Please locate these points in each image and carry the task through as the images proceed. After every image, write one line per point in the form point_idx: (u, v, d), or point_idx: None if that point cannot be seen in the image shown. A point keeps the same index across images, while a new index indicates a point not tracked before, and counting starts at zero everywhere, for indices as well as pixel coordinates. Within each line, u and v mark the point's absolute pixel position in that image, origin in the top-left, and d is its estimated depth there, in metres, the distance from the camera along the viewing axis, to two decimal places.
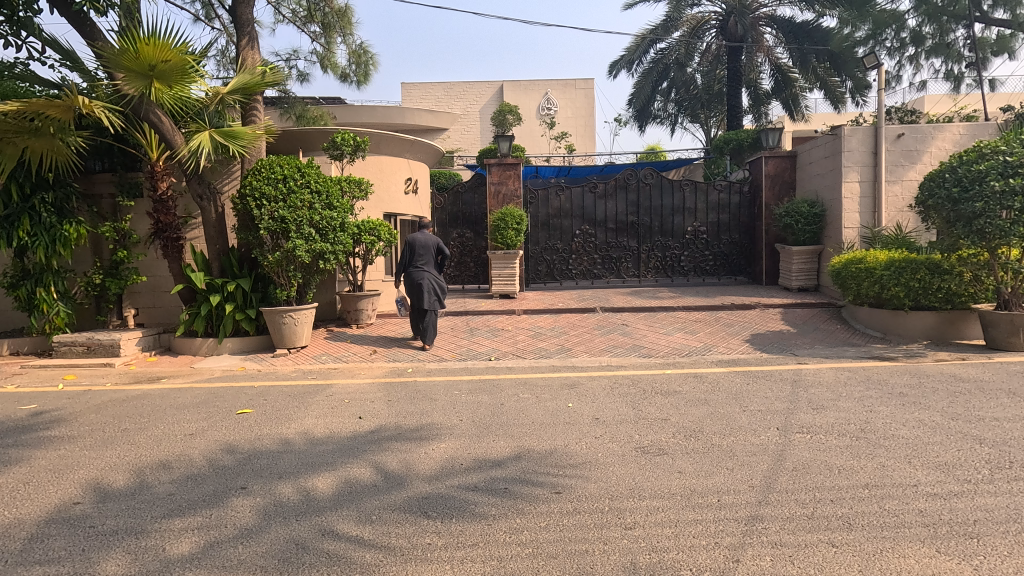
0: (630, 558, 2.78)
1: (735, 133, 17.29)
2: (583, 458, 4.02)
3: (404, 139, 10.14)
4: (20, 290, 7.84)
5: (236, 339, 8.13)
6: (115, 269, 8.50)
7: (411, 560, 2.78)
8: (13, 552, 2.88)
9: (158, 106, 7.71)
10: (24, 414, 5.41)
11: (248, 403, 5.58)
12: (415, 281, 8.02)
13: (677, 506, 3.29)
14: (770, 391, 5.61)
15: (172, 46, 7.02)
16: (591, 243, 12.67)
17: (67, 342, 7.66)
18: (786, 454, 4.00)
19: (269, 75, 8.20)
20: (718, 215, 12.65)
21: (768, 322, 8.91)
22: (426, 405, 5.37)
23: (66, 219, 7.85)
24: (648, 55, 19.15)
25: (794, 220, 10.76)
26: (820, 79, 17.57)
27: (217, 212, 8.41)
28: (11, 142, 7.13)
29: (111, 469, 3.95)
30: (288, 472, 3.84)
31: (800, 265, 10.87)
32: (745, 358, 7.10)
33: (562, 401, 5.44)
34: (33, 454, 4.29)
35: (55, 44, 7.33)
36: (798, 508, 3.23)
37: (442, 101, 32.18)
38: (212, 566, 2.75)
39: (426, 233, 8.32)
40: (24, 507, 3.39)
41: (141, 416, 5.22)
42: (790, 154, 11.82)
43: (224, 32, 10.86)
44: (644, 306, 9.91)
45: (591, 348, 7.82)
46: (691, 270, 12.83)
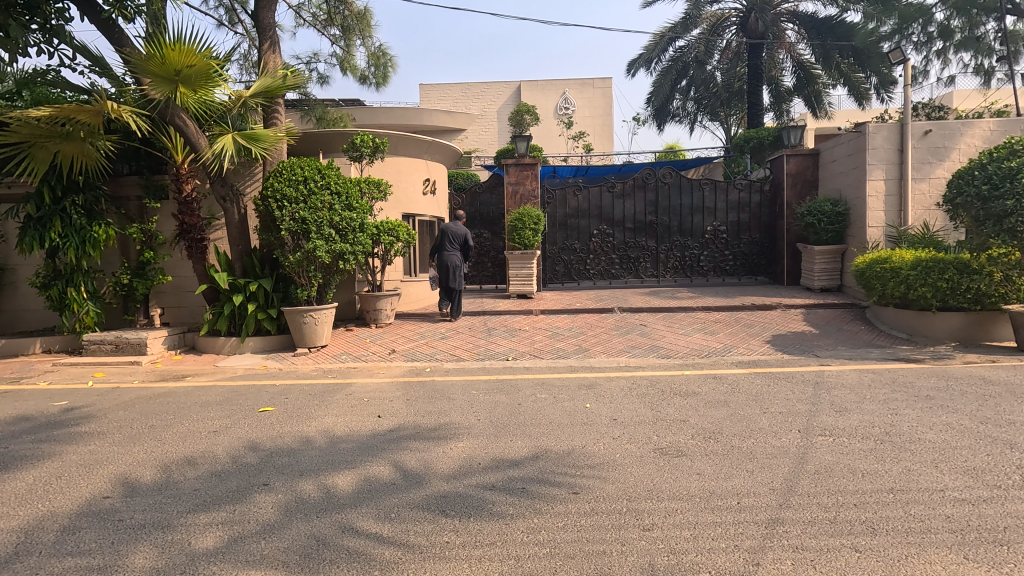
0: (649, 559, 2.76)
1: (755, 131, 17.03)
2: (601, 458, 4.01)
3: (422, 140, 10.22)
4: (52, 290, 8.08)
5: (258, 338, 8.28)
6: (142, 269, 8.70)
7: (430, 558, 2.80)
8: (47, 544, 2.98)
9: (182, 109, 7.87)
10: (56, 410, 5.58)
11: (269, 401, 5.67)
12: (442, 262, 9.27)
13: (695, 508, 3.27)
14: (791, 392, 5.55)
15: (196, 51, 7.16)
16: (609, 243, 12.60)
17: (96, 340, 7.89)
18: (808, 457, 3.95)
19: (291, 79, 8.30)
20: (738, 214, 12.51)
21: (789, 322, 8.78)
22: (445, 405, 5.40)
23: (95, 221, 8.06)
24: (667, 53, 19.01)
25: (816, 219, 10.58)
26: (843, 75, 17.08)
27: (240, 214, 8.55)
28: (44, 146, 7.39)
29: (139, 464, 4.06)
30: (309, 470, 3.89)
31: (823, 265, 10.70)
32: (766, 359, 7.01)
33: (579, 401, 5.44)
34: (64, 449, 4.43)
35: (84, 50, 7.54)
36: (821, 512, 3.18)
37: (460, 102, 32.27)
38: (236, 560, 2.81)
39: (457, 224, 9.58)
40: (56, 500, 3.50)
41: (167, 413, 5.34)
42: (811, 152, 11.62)
43: (246, 36, 11.09)
44: (663, 306, 9.84)
45: (609, 349, 7.78)
46: (711, 270, 12.68)
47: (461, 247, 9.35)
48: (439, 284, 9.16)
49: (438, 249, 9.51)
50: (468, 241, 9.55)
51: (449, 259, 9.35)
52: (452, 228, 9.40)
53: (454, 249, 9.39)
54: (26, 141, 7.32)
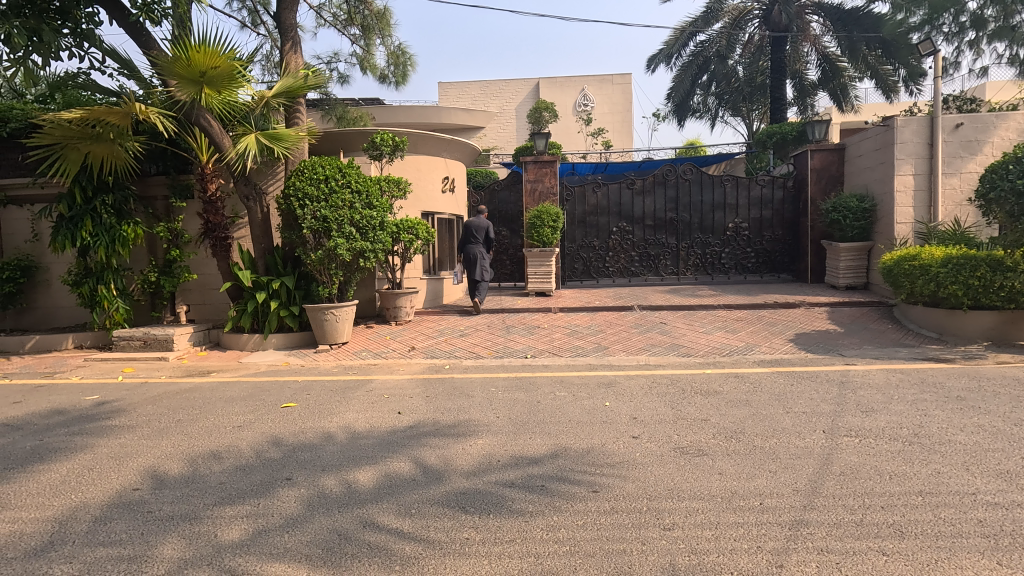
0: (670, 559, 2.74)
1: (779, 126, 16.72)
2: (621, 457, 3.99)
3: (441, 138, 10.27)
4: (83, 288, 8.31)
5: (280, 335, 8.41)
6: (169, 267, 8.89)
7: (449, 554, 2.82)
8: (80, 534, 3.07)
9: (207, 110, 8.03)
10: (88, 404, 5.75)
11: (292, 397, 5.76)
12: (467, 256, 9.72)
13: (716, 508, 3.23)
14: (815, 392, 5.45)
15: (221, 53, 7.29)
16: (629, 240, 12.50)
17: (125, 337, 8.10)
18: (833, 458, 3.87)
19: (312, 78, 8.41)
20: (761, 211, 12.31)
21: (813, 321, 8.62)
22: (464, 402, 5.43)
23: (124, 220, 8.26)
24: (688, 48, 18.78)
25: (841, 215, 10.36)
26: (871, 68, 16.60)
27: (263, 213, 8.68)
28: (76, 148, 7.61)
29: (166, 458, 4.15)
30: (330, 465, 3.94)
31: (848, 262, 10.48)
32: (789, 358, 6.89)
33: (599, 399, 5.42)
34: (96, 442, 4.56)
35: (113, 53, 7.73)
36: (846, 514, 3.12)
37: (479, 100, 32.32)
38: (261, 552, 2.87)
39: (480, 217, 10.01)
40: (88, 491, 3.60)
41: (193, 408, 5.46)
42: (837, 147, 11.38)
43: (269, 37, 11.26)
44: (683, 304, 9.74)
45: (629, 347, 7.73)
46: (732, 268, 12.54)
47: (484, 239, 9.72)
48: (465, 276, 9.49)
49: (463, 243, 9.97)
50: (491, 233, 9.92)
51: (473, 252, 9.78)
52: (475, 222, 9.82)
53: (478, 241, 9.82)
54: (59, 143, 7.57)
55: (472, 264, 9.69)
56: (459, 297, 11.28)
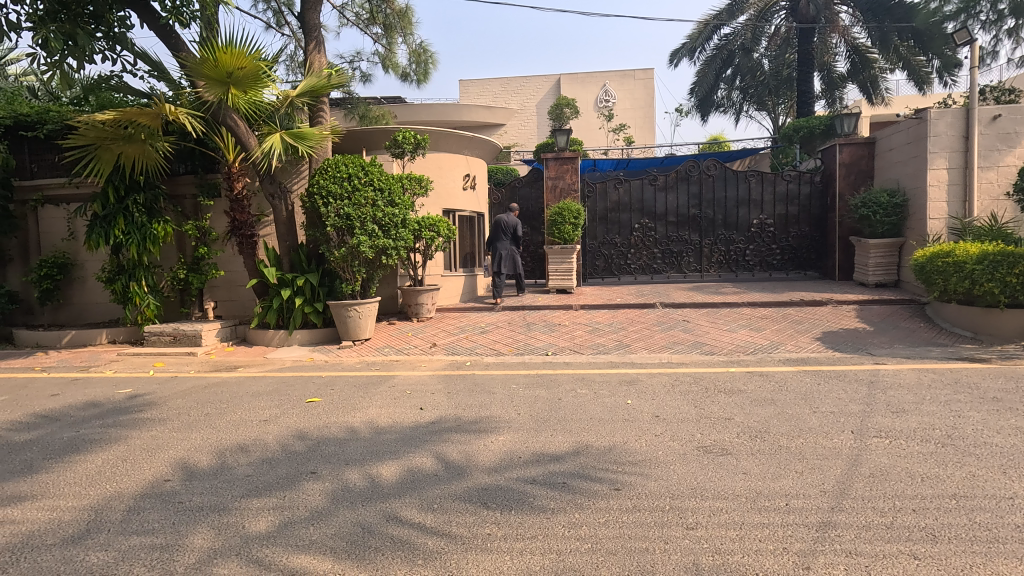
0: (693, 558, 2.72)
1: (805, 119, 16.32)
2: (644, 455, 3.96)
3: (462, 136, 10.30)
4: (116, 284, 8.56)
5: (305, 331, 8.53)
6: (197, 264, 9.09)
7: (472, 549, 2.84)
8: (114, 523, 3.17)
9: (234, 110, 8.18)
10: (122, 397, 5.93)
11: (316, 392, 5.85)
12: (496, 253, 10.09)
13: (741, 508, 3.19)
14: (843, 391, 5.34)
15: (247, 53, 7.42)
16: (651, 237, 12.37)
17: (156, 332, 8.33)
18: (861, 459, 3.78)
19: (335, 77, 8.51)
20: (786, 207, 12.10)
21: (841, 319, 8.43)
22: (485, 398, 5.45)
23: (155, 218, 8.47)
24: (711, 42, 18.50)
25: (871, 211, 10.09)
26: (902, 59, 16.12)
27: (288, 211, 8.83)
28: (109, 149, 7.84)
29: (195, 450, 4.26)
30: (354, 459, 4.00)
31: (878, 259, 10.21)
32: (816, 357, 6.75)
33: (621, 397, 5.39)
34: (129, 434, 4.69)
35: (144, 56, 7.92)
36: (876, 516, 3.05)
37: (499, 97, 32.33)
38: (287, 544, 2.92)
39: (510, 213, 10.16)
40: (122, 481, 3.72)
41: (221, 402, 5.59)
42: (867, 141, 11.09)
43: (293, 38, 11.43)
44: (707, 302, 9.62)
45: (651, 345, 7.66)
46: (757, 265, 12.35)
47: (513, 238, 10.00)
48: (491, 273, 10.01)
49: (492, 238, 10.28)
50: (519, 231, 10.20)
51: (502, 249, 10.14)
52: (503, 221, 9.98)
53: (506, 239, 10.14)
54: (93, 143, 7.80)
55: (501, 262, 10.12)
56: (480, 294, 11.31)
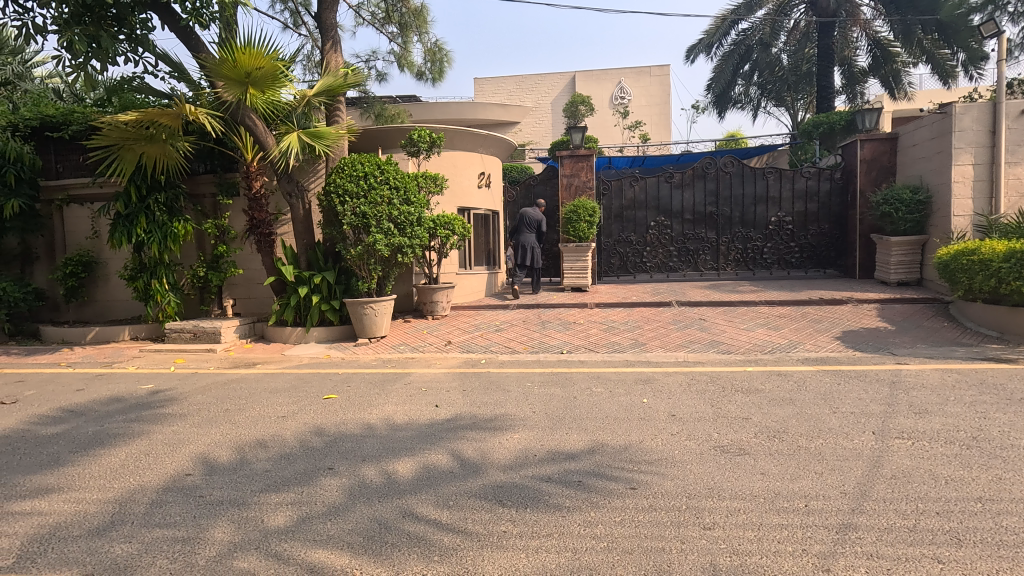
0: (710, 559, 2.69)
1: (825, 115, 16.07)
2: (661, 454, 3.94)
3: (477, 134, 10.32)
4: (138, 282, 8.73)
5: (321, 328, 8.62)
6: (217, 262, 9.23)
7: (487, 546, 2.85)
8: (138, 515, 3.23)
9: (252, 110, 8.28)
10: (144, 392, 6.04)
11: (333, 389, 5.92)
12: (520, 244, 10.61)
13: (759, 509, 3.16)
14: (864, 391, 5.25)
15: (265, 53, 7.51)
16: (667, 235, 12.26)
17: (177, 329, 8.48)
18: (882, 461, 3.72)
19: (351, 76, 8.57)
20: (805, 204, 11.92)
21: (862, 318, 8.29)
22: (500, 396, 5.46)
23: (175, 217, 8.62)
24: (729, 37, 18.34)
25: (893, 208, 9.91)
26: (926, 52, 15.91)
27: (305, 209, 8.92)
28: (131, 149, 7.98)
29: (216, 445, 4.32)
30: (371, 456, 4.03)
31: (900, 257, 10.02)
32: (836, 357, 6.64)
33: (637, 396, 5.37)
34: (152, 429, 4.78)
35: (165, 57, 8.05)
36: (898, 518, 3.00)
37: (514, 95, 32.29)
38: (306, 539, 2.96)
39: (534, 208, 10.72)
40: (144, 475, 3.79)
41: (240, 398, 5.67)
42: (889, 136, 10.88)
43: (310, 38, 11.55)
44: (723, 300, 9.53)
45: (667, 343, 7.61)
46: (775, 263, 12.20)
47: (538, 232, 10.54)
48: (514, 263, 10.52)
49: (516, 231, 10.83)
50: (542, 226, 10.81)
51: (526, 241, 10.68)
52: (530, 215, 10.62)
53: (531, 232, 10.70)
54: (115, 144, 7.94)
55: (524, 253, 10.63)
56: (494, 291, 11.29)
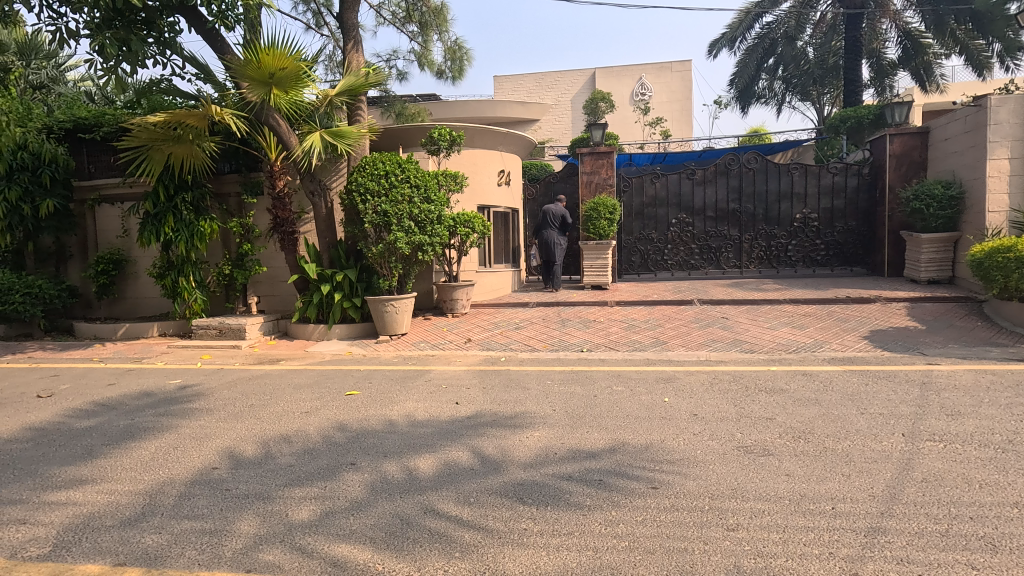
0: (734, 560, 2.66)
1: (853, 109, 15.69)
2: (683, 454, 3.90)
3: (497, 132, 10.33)
4: (166, 279, 8.93)
5: (343, 325, 8.72)
6: (242, 260, 9.40)
7: (508, 543, 2.85)
8: (167, 507, 3.32)
9: (276, 110, 8.40)
10: (172, 387, 6.19)
11: (355, 385, 5.99)
12: (546, 241, 10.79)
13: (785, 511, 3.10)
14: (894, 392, 5.12)
15: (289, 54, 7.61)
16: (688, 232, 12.12)
17: (203, 325, 8.67)
18: (913, 464, 3.62)
19: (372, 76, 8.64)
20: (832, 200, 11.67)
21: (891, 317, 8.08)
22: (520, 394, 5.46)
23: (202, 216, 8.81)
24: (752, 30, 17.94)
25: (923, 204, 9.65)
26: (960, 43, 15.41)
27: (327, 208, 9.04)
28: (159, 149, 8.16)
29: (242, 440, 4.41)
30: (392, 452, 4.07)
31: (931, 254, 9.75)
32: (863, 357, 6.49)
33: (658, 395, 5.31)
34: (180, 423, 4.90)
35: (192, 59, 8.21)
36: (930, 523, 2.92)
37: (534, 92, 32.21)
38: (329, 533, 3.00)
39: (556, 203, 10.79)
40: (173, 468, 3.89)
41: (265, 394, 5.77)
42: (920, 130, 10.57)
43: (332, 38, 11.67)
44: (746, 299, 9.39)
45: (688, 342, 7.52)
46: (800, 261, 11.98)
47: (562, 228, 10.68)
48: (543, 261, 10.76)
49: (541, 228, 10.97)
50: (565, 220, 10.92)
51: (552, 238, 10.86)
52: (553, 211, 10.74)
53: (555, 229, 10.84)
54: (145, 144, 8.14)
55: (551, 250, 10.84)
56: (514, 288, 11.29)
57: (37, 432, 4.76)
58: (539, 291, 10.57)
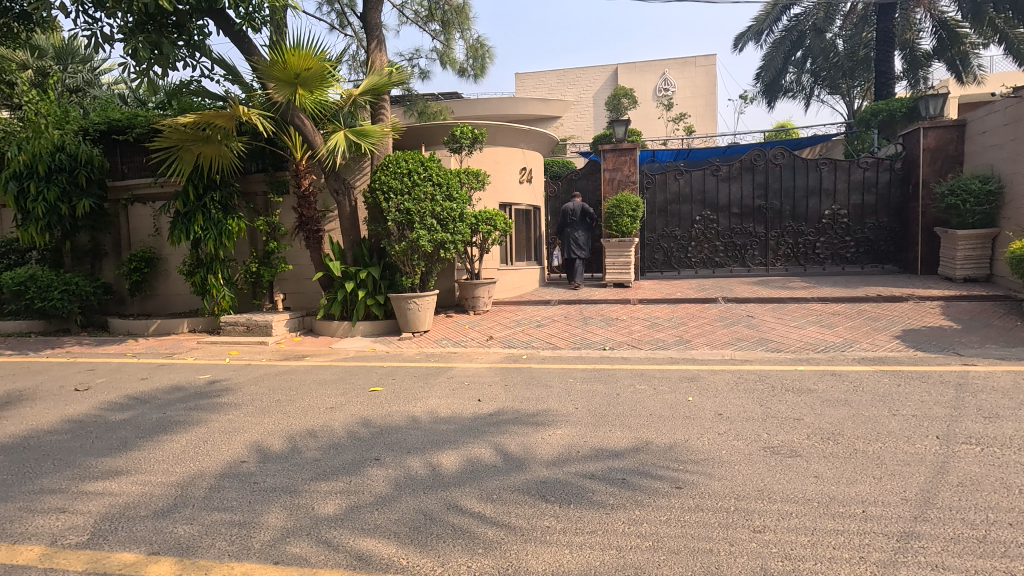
0: (761, 563, 2.61)
1: (884, 102, 15.26)
2: (707, 454, 3.84)
3: (519, 129, 10.33)
4: (195, 277, 9.13)
5: (367, 322, 8.83)
6: (268, 258, 9.56)
7: (531, 541, 2.85)
8: (198, 499, 3.40)
9: (301, 110, 8.52)
10: (202, 382, 6.34)
11: (379, 382, 6.05)
12: (569, 238, 10.97)
13: (813, 513, 3.04)
14: (927, 393, 4.98)
15: (313, 54, 7.70)
16: (713, 229, 11.94)
17: (231, 322, 8.86)
18: (948, 467, 3.51)
19: (395, 75, 8.70)
20: (862, 196, 11.38)
21: (924, 317, 7.83)
22: (542, 391, 5.46)
23: (230, 215, 8.99)
24: (780, 23, 17.62)
25: (960, 199, 9.34)
26: (999, 32, 14.94)
27: (351, 206, 9.15)
28: (189, 149, 8.33)
29: (269, 434, 4.50)
30: (416, 448, 4.10)
31: (967, 251, 9.44)
32: (895, 356, 6.32)
33: (681, 394, 5.25)
34: (209, 417, 5.01)
35: (220, 61, 8.36)
36: (966, 529, 2.83)
37: (555, 89, 32.06)
38: (354, 527, 3.04)
39: (575, 200, 10.99)
40: (204, 461, 3.98)
41: (291, 389, 5.87)
42: (956, 123, 10.23)
43: (355, 38, 11.79)
44: (772, 297, 9.21)
45: (713, 341, 7.41)
46: (828, 258, 11.71)
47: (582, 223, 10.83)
48: (567, 257, 10.93)
49: (563, 226, 11.16)
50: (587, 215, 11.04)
51: (574, 235, 11.03)
52: (573, 207, 10.97)
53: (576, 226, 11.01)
54: (175, 145, 8.32)
55: (574, 246, 11.00)
56: (536, 286, 11.27)
57: (75, 424, 4.93)
58: (561, 289, 10.53)
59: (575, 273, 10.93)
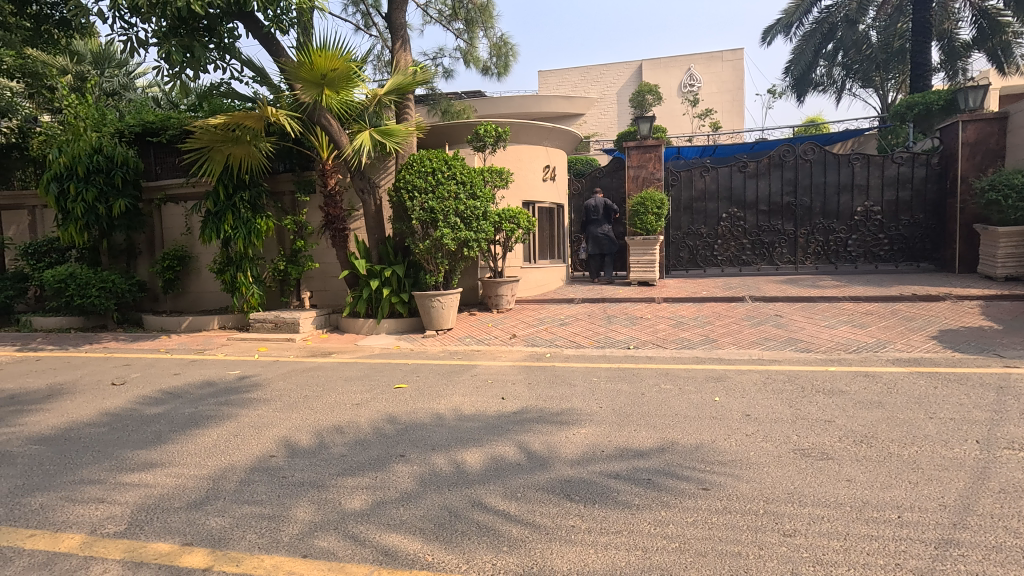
0: (791, 567, 2.56)
1: (921, 95, 14.74)
2: (735, 456, 3.78)
3: (542, 127, 10.31)
4: (225, 275, 9.34)
5: (392, 320, 8.93)
6: (295, 257, 9.73)
7: (556, 540, 2.84)
8: (229, 492, 3.48)
9: (327, 110, 8.63)
10: (232, 378, 6.49)
11: (403, 379, 6.11)
12: (596, 235, 11.12)
13: (845, 518, 2.96)
14: (966, 396, 4.80)
15: (340, 55, 7.80)
16: (740, 227, 11.73)
17: (259, 319, 9.03)
18: (990, 474, 3.37)
19: (419, 74, 8.74)
20: (896, 192, 11.05)
21: (962, 317, 7.56)
22: (566, 390, 5.44)
23: (258, 214, 9.17)
24: (810, 16, 17.23)
25: (1001, 195, 8.99)
26: None
27: (376, 205, 9.24)
28: (219, 150, 8.51)
29: (297, 429, 4.58)
30: (440, 445, 4.13)
31: (1008, 249, 9.09)
32: (931, 358, 6.12)
33: (708, 394, 5.17)
34: (239, 412, 5.12)
35: (250, 63, 8.53)
36: (1009, 537, 2.72)
37: (579, 86, 31.89)
38: (380, 522, 3.07)
39: (597, 197, 11.05)
40: (234, 455, 4.07)
41: (317, 386, 5.97)
42: (997, 115, 9.83)
43: (380, 38, 11.90)
44: (802, 296, 9.00)
45: (740, 340, 7.28)
46: (860, 256, 11.41)
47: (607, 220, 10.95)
48: (595, 255, 11.13)
49: (587, 222, 11.29)
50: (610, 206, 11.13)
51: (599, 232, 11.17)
52: (596, 203, 11.14)
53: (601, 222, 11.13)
54: (206, 146, 8.52)
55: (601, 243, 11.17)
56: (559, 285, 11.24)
57: (112, 417, 5.09)
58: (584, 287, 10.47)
59: (606, 269, 11.18)
